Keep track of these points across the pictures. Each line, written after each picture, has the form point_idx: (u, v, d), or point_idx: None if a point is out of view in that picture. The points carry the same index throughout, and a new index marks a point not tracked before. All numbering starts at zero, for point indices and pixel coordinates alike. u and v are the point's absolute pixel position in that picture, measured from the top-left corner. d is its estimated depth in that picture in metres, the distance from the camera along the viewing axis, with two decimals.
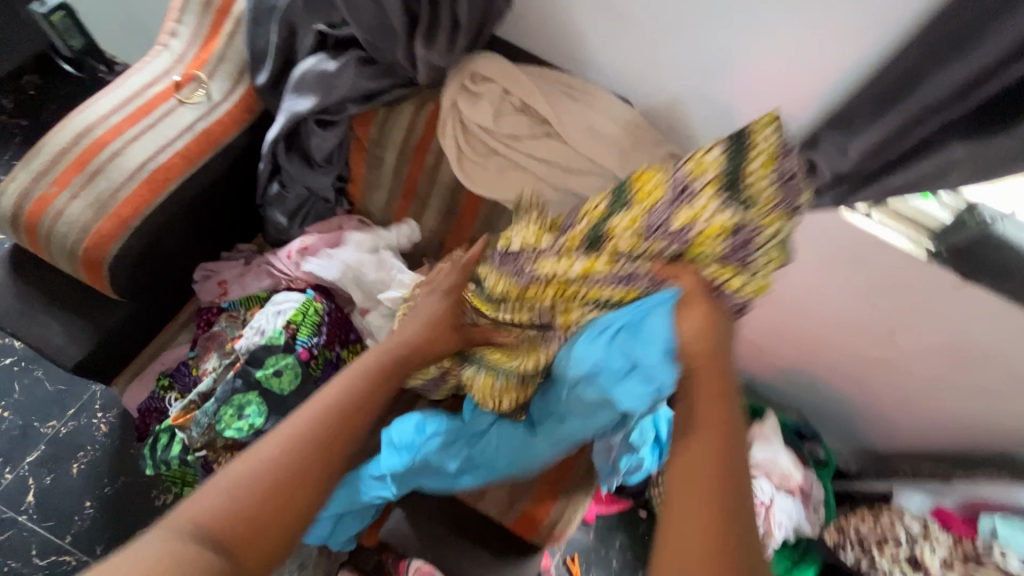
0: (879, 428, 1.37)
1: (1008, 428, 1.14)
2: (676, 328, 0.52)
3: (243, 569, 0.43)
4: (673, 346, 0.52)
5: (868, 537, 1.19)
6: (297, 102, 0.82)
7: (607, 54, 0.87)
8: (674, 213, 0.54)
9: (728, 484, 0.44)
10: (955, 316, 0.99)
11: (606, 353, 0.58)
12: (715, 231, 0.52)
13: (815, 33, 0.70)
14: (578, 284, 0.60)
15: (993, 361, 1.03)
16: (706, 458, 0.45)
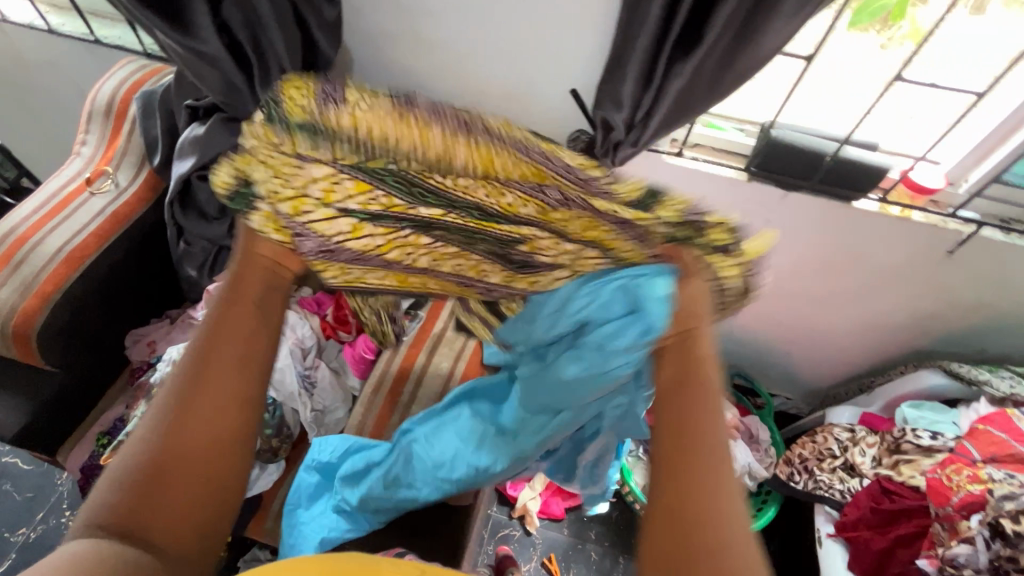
0: (807, 364, 1.41)
1: (899, 323, 1.21)
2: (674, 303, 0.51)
3: (163, 546, 0.43)
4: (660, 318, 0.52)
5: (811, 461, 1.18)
6: (180, 164, 0.98)
7: (431, 77, 1.04)
8: (614, 183, 0.47)
9: (710, 524, 0.42)
10: (799, 226, 1.09)
11: (607, 301, 0.58)
12: (713, 239, 0.48)
13: (566, 17, 0.88)
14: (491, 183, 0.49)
15: (851, 261, 1.12)
16: (704, 485, 0.44)
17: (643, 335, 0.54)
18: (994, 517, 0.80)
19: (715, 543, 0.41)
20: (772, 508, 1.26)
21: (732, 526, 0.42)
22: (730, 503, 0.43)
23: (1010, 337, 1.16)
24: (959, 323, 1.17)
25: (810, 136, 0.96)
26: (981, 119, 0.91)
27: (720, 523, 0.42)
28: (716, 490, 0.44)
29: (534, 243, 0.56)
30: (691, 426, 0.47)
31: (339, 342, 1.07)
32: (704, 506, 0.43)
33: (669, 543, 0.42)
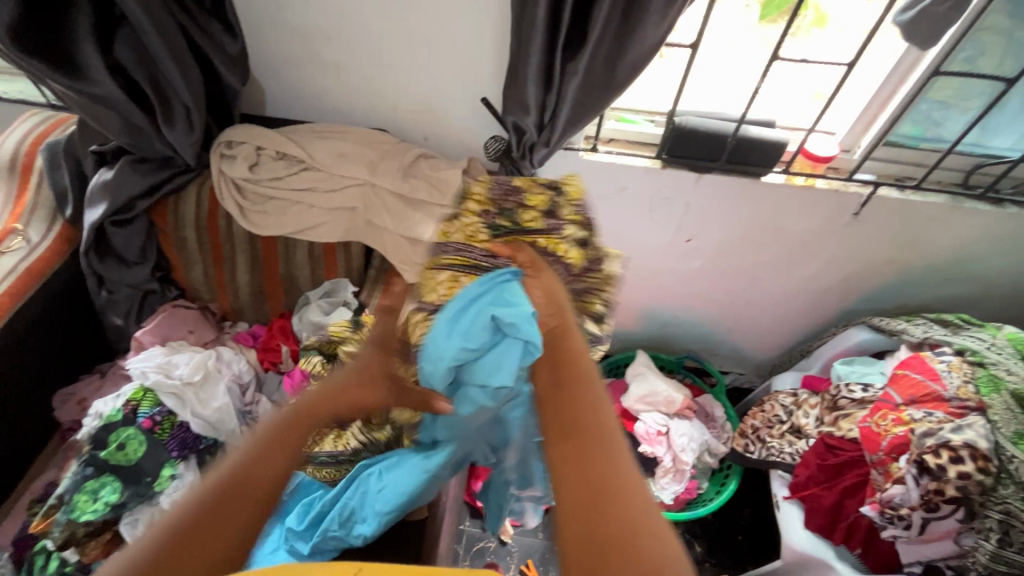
0: (750, 339, 1.46)
1: (824, 287, 1.28)
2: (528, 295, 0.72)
3: None
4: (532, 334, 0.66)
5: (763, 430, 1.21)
6: (90, 212, 0.95)
7: (345, 99, 1.06)
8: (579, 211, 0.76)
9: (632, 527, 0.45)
10: (718, 205, 1.14)
11: (468, 331, 0.71)
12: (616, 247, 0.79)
13: (464, 29, 0.92)
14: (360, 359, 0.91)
15: (772, 233, 1.18)
16: (602, 460, 0.50)
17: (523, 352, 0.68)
18: (919, 454, 0.84)
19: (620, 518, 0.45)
20: (734, 481, 1.29)
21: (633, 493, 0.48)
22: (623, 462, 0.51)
23: (924, 287, 1.23)
24: (877, 279, 1.24)
25: (711, 120, 1.02)
26: (856, 86, 1.02)
27: (624, 492, 0.47)
28: (616, 471, 0.49)
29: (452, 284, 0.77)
30: (577, 410, 0.55)
31: (280, 372, 1.05)
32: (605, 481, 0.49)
33: (585, 522, 0.46)
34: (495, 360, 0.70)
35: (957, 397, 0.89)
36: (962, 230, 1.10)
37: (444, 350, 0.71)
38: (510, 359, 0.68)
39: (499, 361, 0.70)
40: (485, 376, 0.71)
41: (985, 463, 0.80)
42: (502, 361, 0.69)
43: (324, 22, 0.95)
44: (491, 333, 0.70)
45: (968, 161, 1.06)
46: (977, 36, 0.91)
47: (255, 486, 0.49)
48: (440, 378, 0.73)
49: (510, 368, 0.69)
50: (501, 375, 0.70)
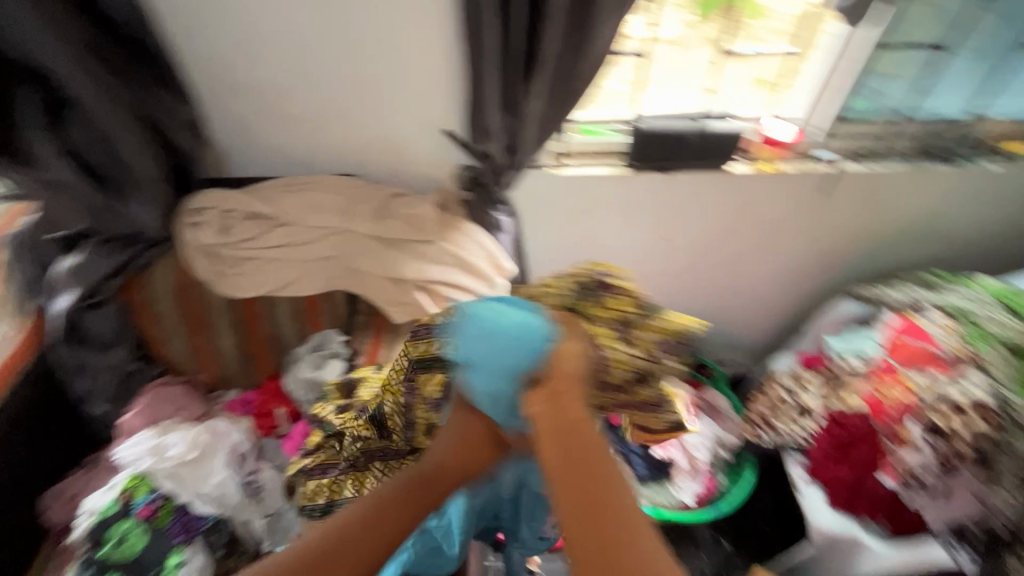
0: (742, 328, 1.47)
1: (805, 266, 1.30)
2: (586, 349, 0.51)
3: None
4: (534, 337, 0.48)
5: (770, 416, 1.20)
6: (59, 299, 0.92)
7: (309, 151, 1.05)
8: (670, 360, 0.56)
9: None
10: (692, 202, 1.15)
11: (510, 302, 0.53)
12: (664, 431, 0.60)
13: (420, 66, 0.94)
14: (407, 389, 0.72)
15: (747, 221, 1.20)
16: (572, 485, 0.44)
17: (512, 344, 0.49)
18: (929, 416, 0.86)
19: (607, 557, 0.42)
20: (752, 471, 1.29)
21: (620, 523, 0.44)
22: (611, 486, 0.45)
23: (900, 252, 1.26)
24: (853, 251, 1.26)
25: (671, 122, 1.04)
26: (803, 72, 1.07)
27: (596, 538, 0.43)
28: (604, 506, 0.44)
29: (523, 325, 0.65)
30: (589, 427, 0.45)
31: (279, 436, 1.03)
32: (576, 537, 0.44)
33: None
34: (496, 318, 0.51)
35: (952, 354, 0.90)
36: (926, 193, 1.14)
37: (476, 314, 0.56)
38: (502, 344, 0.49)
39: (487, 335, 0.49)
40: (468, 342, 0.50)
41: (994, 416, 0.82)
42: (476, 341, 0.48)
43: (280, 78, 0.95)
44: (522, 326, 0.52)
45: (920, 127, 1.10)
46: (907, 10, 0.96)
47: (386, 526, 0.52)
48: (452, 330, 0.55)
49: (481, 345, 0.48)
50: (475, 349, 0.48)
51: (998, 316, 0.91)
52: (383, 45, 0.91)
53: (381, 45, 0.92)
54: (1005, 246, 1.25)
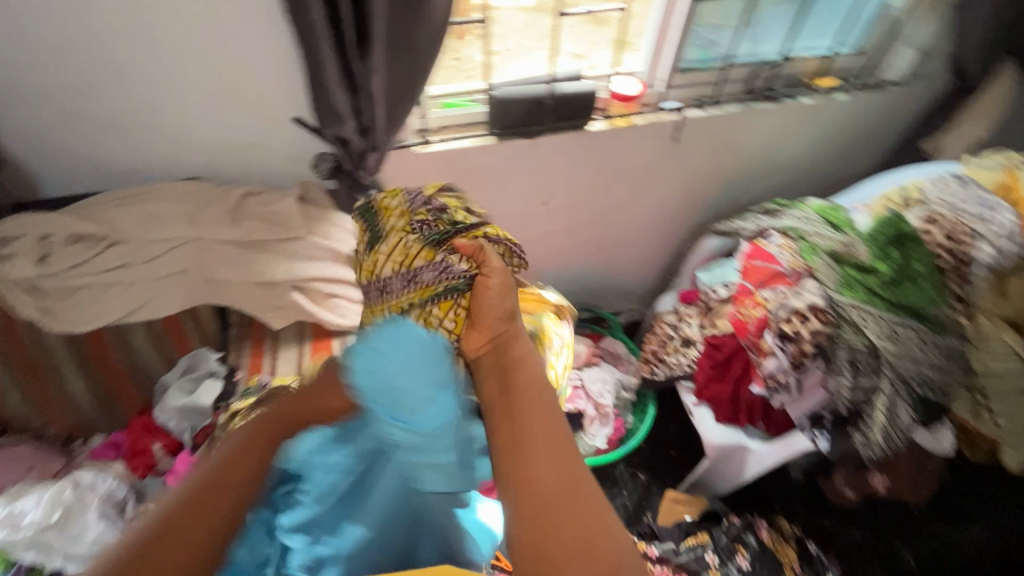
0: (627, 275, 1.57)
1: (671, 209, 1.40)
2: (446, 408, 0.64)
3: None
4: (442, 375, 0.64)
5: (661, 351, 1.30)
6: None
7: (136, 156, 0.94)
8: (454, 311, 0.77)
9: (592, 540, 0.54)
10: (559, 164, 1.19)
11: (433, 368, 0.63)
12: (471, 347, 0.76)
13: (246, 51, 0.86)
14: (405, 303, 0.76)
15: (613, 175, 1.26)
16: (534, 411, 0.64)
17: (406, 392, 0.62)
18: (778, 325, 0.97)
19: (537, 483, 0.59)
20: (651, 406, 1.39)
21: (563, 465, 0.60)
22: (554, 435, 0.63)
23: (747, 186, 1.40)
24: (709, 191, 1.38)
25: (525, 86, 1.05)
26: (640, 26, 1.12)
27: (551, 478, 0.58)
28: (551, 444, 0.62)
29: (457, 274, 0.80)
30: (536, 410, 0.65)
31: (161, 472, 0.93)
32: (529, 430, 0.62)
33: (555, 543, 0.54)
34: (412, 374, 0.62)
35: (791, 269, 1.00)
36: (759, 129, 1.26)
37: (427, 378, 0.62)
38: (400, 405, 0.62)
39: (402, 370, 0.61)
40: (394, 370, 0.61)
41: (830, 319, 0.93)
42: (403, 372, 0.61)
43: (79, 77, 0.83)
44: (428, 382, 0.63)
45: (746, 70, 1.21)
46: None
47: (236, 475, 0.58)
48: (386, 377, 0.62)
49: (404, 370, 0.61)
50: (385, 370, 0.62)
51: (824, 231, 1.02)
52: (198, 31, 0.82)
53: (195, 31, 0.82)
54: (828, 169, 1.44)
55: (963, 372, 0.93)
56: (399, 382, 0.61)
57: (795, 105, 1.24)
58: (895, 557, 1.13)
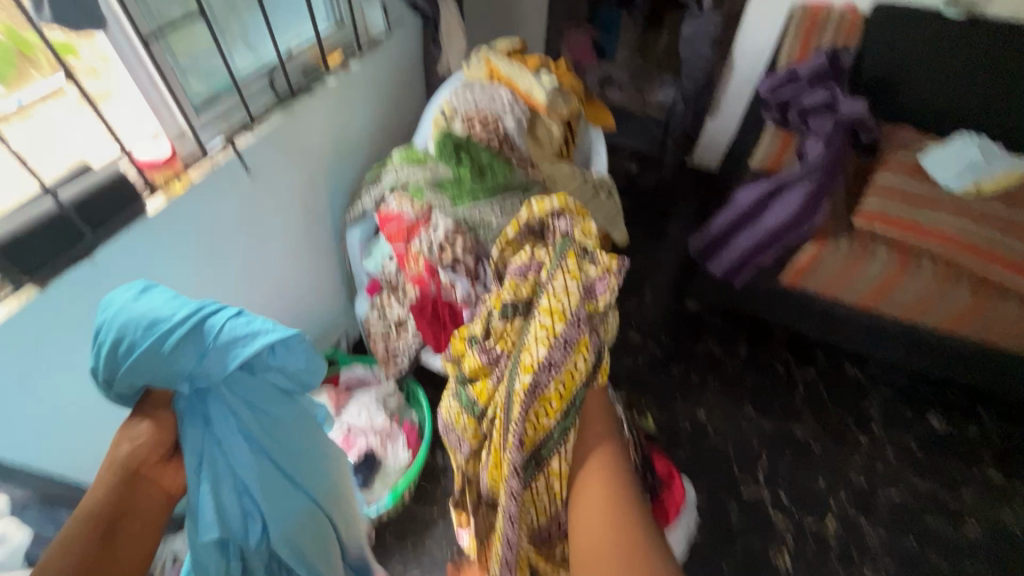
0: (311, 307, 1.52)
1: (300, 230, 1.38)
2: (284, 355, 0.80)
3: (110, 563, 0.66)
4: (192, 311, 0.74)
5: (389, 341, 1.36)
6: None
7: None
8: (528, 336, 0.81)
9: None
10: (146, 264, 1.01)
11: (171, 311, 0.73)
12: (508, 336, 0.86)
13: None
14: (504, 336, 0.86)
15: (218, 238, 1.14)
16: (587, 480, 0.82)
17: (152, 318, 0.72)
18: (441, 259, 1.07)
19: (590, 536, 0.76)
20: (421, 391, 1.46)
21: (598, 506, 0.78)
22: (619, 494, 0.79)
23: (345, 172, 1.48)
24: (318, 195, 1.40)
25: (18, 219, 0.83)
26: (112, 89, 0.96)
27: (602, 560, 0.73)
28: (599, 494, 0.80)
29: (509, 345, 0.85)
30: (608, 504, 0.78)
31: None
32: (594, 508, 0.78)
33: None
34: (160, 312, 0.73)
35: (417, 213, 1.10)
36: (315, 124, 1.30)
37: (172, 326, 0.72)
38: (175, 326, 0.71)
39: (151, 309, 0.73)
40: (150, 312, 0.72)
41: (468, 230, 1.08)
42: (149, 305, 0.73)
43: None
44: (190, 323, 0.72)
45: (258, 81, 1.20)
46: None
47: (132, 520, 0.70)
48: (164, 322, 0.71)
49: (160, 306, 0.73)
50: (158, 310, 0.73)
51: (416, 171, 1.14)
52: None
53: None
54: (394, 124, 1.61)
55: None
56: (148, 339, 0.70)
57: (326, 90, 1.30)
58: (623, 338, 1.86)
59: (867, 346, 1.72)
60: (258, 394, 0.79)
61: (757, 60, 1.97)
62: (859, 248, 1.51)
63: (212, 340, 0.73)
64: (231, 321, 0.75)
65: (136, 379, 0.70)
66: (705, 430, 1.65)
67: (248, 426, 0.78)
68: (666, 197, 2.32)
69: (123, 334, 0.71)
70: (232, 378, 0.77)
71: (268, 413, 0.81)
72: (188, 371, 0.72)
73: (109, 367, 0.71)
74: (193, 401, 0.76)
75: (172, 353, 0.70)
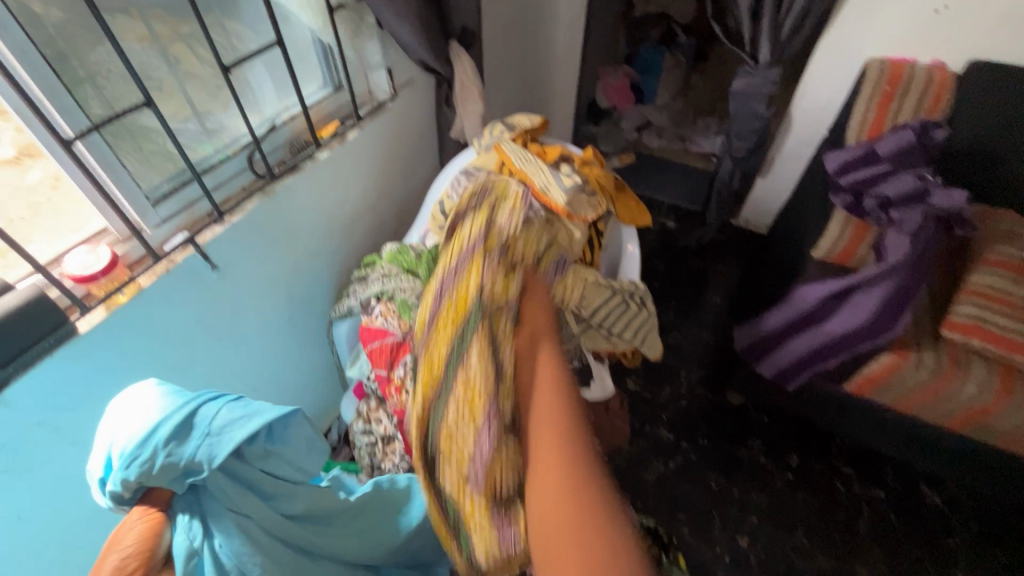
0: (296, 398, 1.34)
1: (283, 320, 1.21)
2: (285, 434, 0.74)
3: None
4: (190, 404, 0.67)
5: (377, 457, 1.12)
6: None
7: None
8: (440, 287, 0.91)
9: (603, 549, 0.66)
10: (78, 394, 0.84)
11: (169, 405, 0.66)
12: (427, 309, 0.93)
13: None
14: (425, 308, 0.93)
15: (177, 348, 0.98)
16: (546, 434, 0.79)
17: (147, 418, 0.64)
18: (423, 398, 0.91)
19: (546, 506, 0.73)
20: None
21: (551, 469, 0.76)
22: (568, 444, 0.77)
23: (341, 248, 1.30)
24: (305, 279, 1.22)
25: None
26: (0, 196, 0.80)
27: (559, 515, 0.71)
28: (559, 456, 0.76)
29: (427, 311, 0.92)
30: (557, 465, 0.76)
31: None
32: (548, 474, 0.76)
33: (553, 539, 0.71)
34: (157, 405, 0.66)
35: (404, 333, 0.98)
36: (303, 205, 1.13)
37: (166, 423, 0.64)
38: (170, 426, 0.64)
39: (147, 407, 0.66)
40: (146, 412, 0.65)
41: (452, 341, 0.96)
42: (146, 405, 0.66)
43: None
44: (186, 420, 0.65)
45: (238, 161, 1.04)
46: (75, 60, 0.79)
47: None
48: (157, 423, 0.64)
49: (158, 404, 0.66)
50: (154, 409, 0.65)
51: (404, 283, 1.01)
52: None
53: None
54: (399, 190, 1.43)
55: (575, 326, 1.00)
56: (142, 444, 0.62)
57: (317, 165, 1.12)
58: (654, 436, 1.61)
59: (952, 472, 1.42)
60: (257, 484, 0.72)
61: (820, 117, 1.71)
62: (951, 365, 1.23)
63: (209, 429, 0.66)
64: (227, 407, 0.68)
65: (130, 482, 0.62)
66: (749, 564, 1.39)
67: (251, 510, 0.71)
68: (707, 260, 2.06)
69: (113, 438, 0.64)
70: (231, 471, 0.69)
71: (269, 491, 0.74)
72: (185, 468, 0.65)
73: (103, 474, 0.64)
74: (189, 502, 0.68)
75: (164, 459, 0.63)
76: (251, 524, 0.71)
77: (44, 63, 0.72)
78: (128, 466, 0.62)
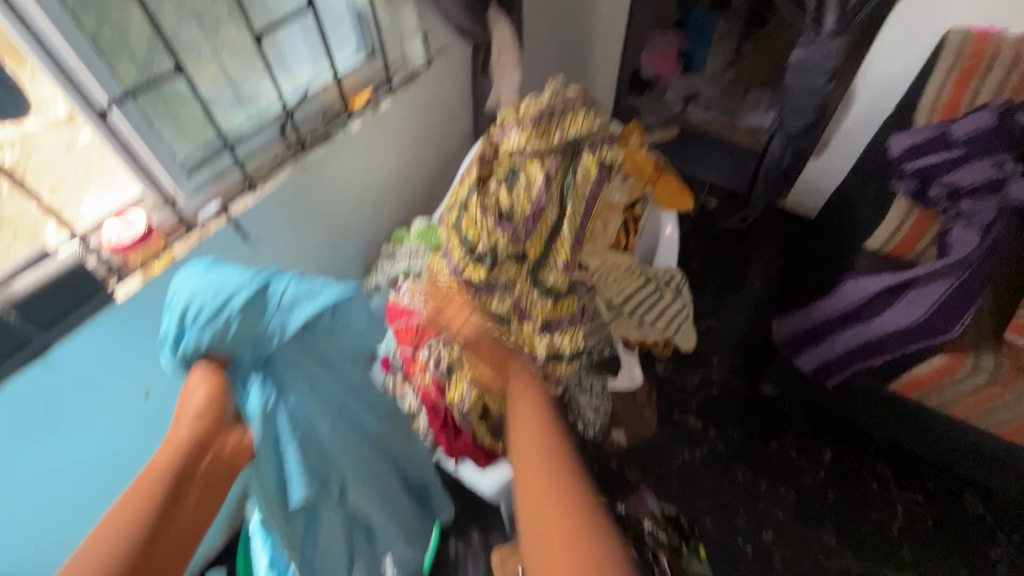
0: None
1: None
2: (348, 310, 0.79)
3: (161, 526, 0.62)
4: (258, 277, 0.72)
5: None
6: None
7: None
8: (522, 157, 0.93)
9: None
10: (115, 358, 0.87)
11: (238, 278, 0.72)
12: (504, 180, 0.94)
13: None
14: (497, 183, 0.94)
15: None
16: (526, 441, 0.73)
17: (220, 287, 0.70)
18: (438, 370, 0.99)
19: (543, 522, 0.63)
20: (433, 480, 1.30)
21: (538, 483, 0.67)
22: (557, 447, 0.72)
23: (370, 220, 1.29)
24: (335, 250, 1.22)
25: None
26: (50, 161, 0.82)
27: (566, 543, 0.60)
28: (548, 469, 0.68)
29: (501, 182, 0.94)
30: (545, 475, 0.67)
31: None
32: (534, 480, 0.68)
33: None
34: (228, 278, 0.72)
35: (427, 313, 1.04)
36: (333, 176, 1.12)
37: (237, 290, 0.70)
38: (242, 294, 0.69)
39: (220, 280, 0.72)
40: (218, 283, 0.71)
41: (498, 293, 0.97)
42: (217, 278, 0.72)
43: None
44: (257, 290, 0.71)
45: (267, 132, 1.02)
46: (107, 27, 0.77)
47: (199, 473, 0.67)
48: (228, 290, 0.70)
49: (228, 276, 0.72)
50: (226, 281, 0.71)
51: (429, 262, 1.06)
52: None
53: None
54: (431, 162, 1.40)
55: (606, 313, 0.98)
56: (218, 308, 0.68)
57: (348, 136, 1.10)
58: (680, 423, 1.58)
59: (1000, 482, 1.34)
60: (319, 354, 0.79)
61: (886, 94, 1.57)
62: (1013, 373, 1.12)
63: (274, 303, 0.71)
64: (291, 284, 0.73)
65: (202, 346, 0.69)
66: (771, 559, 1.37)
67: (316, 374, 0.79)
68: (749, 243, 1.97)
69: (191, 301, 0.70)
70: (296, 342, 0.75)
71: (332, 362, 0.82)
72: (254, 336, 0.71)
73: (180, 333, 0.70)
74: (259, 367, 0.73)
75: (238, 321, 0.69)
76: (316, 387, 0.80)
77: (76, 30, 0.71)
78: (202, 330, 0.68)
